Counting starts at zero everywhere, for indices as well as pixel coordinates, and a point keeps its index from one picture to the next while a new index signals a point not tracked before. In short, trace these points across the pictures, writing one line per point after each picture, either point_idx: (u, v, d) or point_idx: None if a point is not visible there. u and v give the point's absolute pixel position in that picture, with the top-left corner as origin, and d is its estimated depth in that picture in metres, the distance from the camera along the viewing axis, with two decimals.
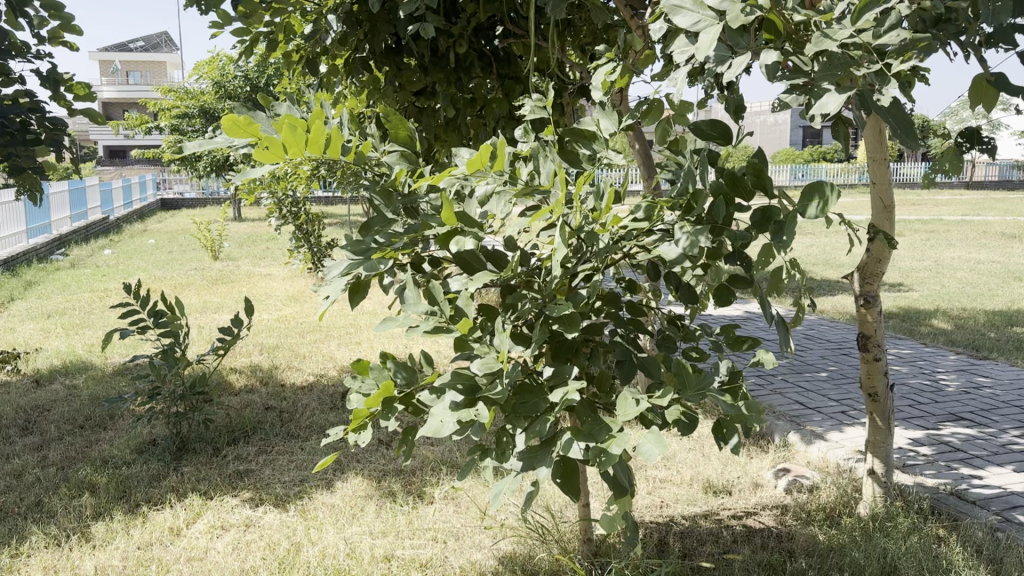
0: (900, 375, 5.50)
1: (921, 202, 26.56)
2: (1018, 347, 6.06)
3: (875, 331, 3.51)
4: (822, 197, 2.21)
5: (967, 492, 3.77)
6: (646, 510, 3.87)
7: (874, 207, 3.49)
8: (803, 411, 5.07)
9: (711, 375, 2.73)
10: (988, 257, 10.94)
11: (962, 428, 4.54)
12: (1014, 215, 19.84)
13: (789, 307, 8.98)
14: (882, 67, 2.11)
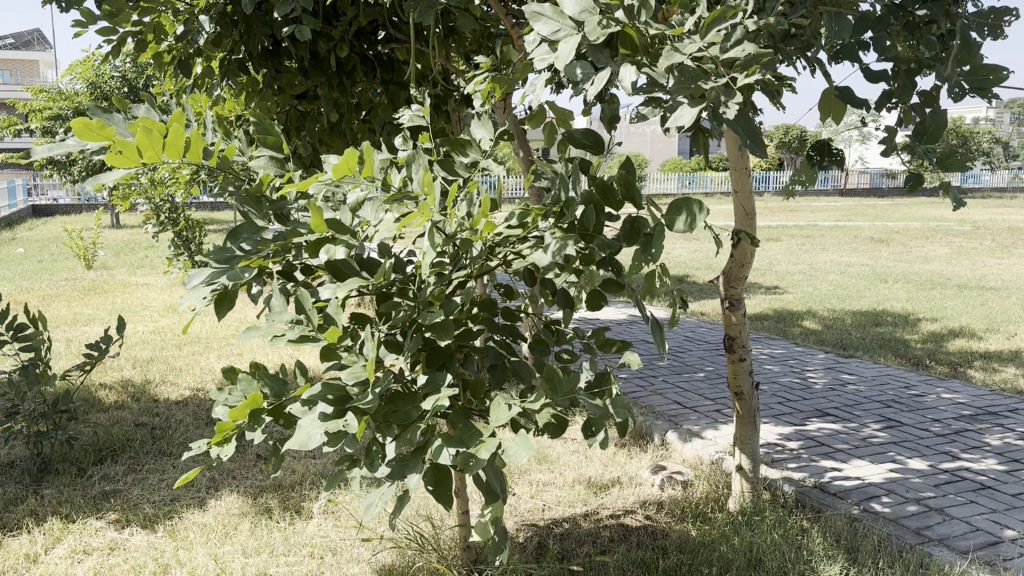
0: (772, 374, 5.75)
1: (797, 209, 28.01)
2: (880, 345, 6.43)
3: (740, 333, 3.68)
4: (689, 210, 2.27)
5: (829, 485, 3.97)
6: (527, 513, 3.89)
7: (735, 214, 3.66)
8: (680, 411, 5.24)
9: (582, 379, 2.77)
10: (857, 262, 11.59)
11: (827, 423, 4.79)
12: (881, 221, 21.13)
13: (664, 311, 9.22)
14: (729, 79, 2.18)
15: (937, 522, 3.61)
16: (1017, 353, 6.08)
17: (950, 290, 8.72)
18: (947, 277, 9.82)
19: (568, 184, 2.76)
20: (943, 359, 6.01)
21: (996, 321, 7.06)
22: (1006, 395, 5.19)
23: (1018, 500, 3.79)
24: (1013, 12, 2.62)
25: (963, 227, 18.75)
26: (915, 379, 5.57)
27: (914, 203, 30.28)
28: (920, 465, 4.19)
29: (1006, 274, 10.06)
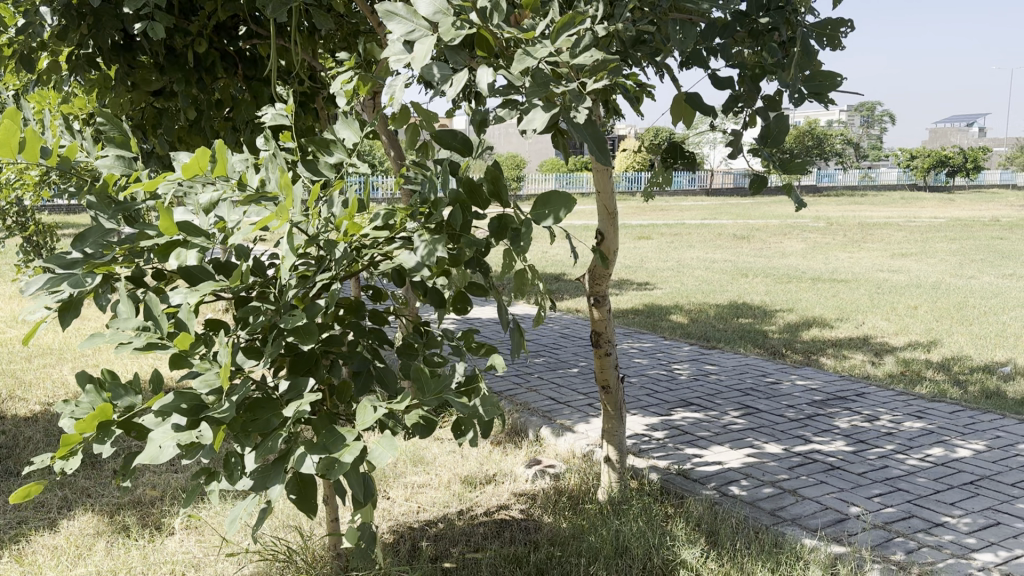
0: (641, 367, 5.95)
1: (670, 207, 29.03)
2: (741, 336, 6.77)
3: (605, 328, 3.79)
4: (556, 211, 2.33)
5: (692, 471, 4.15)
6: (400, 515, 3.86)
7: (598, 213, 3.78)
8: (554, 406, 5.34)
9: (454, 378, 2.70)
10: (721, 257, 12.14)
11: (691, 413, 5.00)
12: (745, 219, 22.21)
13: (532, 306, 9.31)
14: (579, 86, 2.27)
15: (790, 502, 3.82)
16: (863, 341, 6.53)
17: (805, 283, 9.27)
18: (802, 270, 10.44)
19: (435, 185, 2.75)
20: (798, 348, 6.38)
21: (845, 311, 7.57)
22: (853, 379, 5.56)
23: (863, 478, 4.04)
24: (848, 23, 2.83)
25: (814, 224, 19.97)
26: (771, 368, 5.90)
27: (777, 201, 32.05)
28: (775, 449, 4.44)
29: (854, 267, 10.79)
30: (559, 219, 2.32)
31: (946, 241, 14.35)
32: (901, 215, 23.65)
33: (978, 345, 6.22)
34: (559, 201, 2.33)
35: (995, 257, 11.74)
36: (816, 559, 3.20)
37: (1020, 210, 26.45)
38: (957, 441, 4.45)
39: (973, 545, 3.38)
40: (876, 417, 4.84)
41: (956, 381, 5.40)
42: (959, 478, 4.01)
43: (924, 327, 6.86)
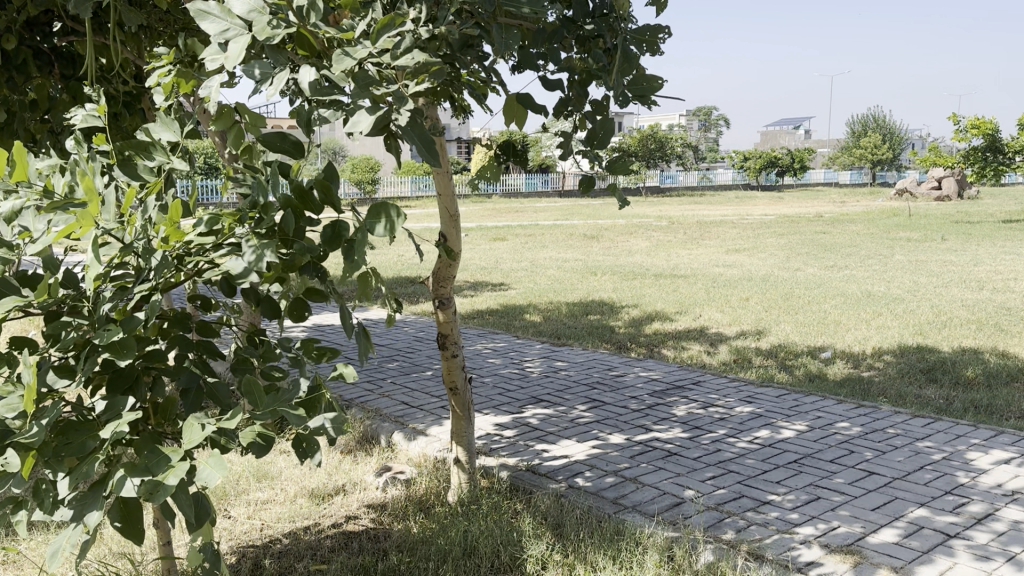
0: (494, 367, 6.02)
1: (524, 209, 29.50)
2: (589, 333, 6.98)
3: (451, 330, 3.73)
4: (388, 218, 2.33)
5: (540, 467, 4.22)
6: (243, 534, 3.72)
7: (441, 216, 3.69)
8: (406, 410, 5.30)
9: (293, 392, 2.59)
10: (572, 256, 12.50)
11: (540, 409, 5.10)
12: (593, 219, 22.95)
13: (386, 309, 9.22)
14: (401, 87, 2.25)
15: (632, 490, 3.95)
16: (701, 332, 6.89)
17: (649, 279, 9.69)
18: (646, 267, 10.91)
19: (264, 188, 2.63)
20: (643, 342, 6.65)
21: (684, 305, 7.97)
22: (692, 369, 5.85)
23: (698, 462, 4.23)
24: (665, 30, 2.96)
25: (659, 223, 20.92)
26: (616, 361, 6.12)
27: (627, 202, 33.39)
28: (619, 439, 4.60)
29: (694, 263, 11.39)
30: (394, 226, 2.32)
31: (775, 237, 15.41)
32: (737, 213, 25.13)
33: (802, 332, 6.69)
34: (390, 209, 2.33)
35: (817, 250, 12.71)
36: (653, 544, 3.31)
37: (840, 205, 28.82)
38: (783, 422, 4.69)
39: (796, 519, 3.54)
40: (711, 404, 5.09)
41: (782, 367, 5.78)
42: (784, 458, 4.19)
43: (756, 317, 7.32)
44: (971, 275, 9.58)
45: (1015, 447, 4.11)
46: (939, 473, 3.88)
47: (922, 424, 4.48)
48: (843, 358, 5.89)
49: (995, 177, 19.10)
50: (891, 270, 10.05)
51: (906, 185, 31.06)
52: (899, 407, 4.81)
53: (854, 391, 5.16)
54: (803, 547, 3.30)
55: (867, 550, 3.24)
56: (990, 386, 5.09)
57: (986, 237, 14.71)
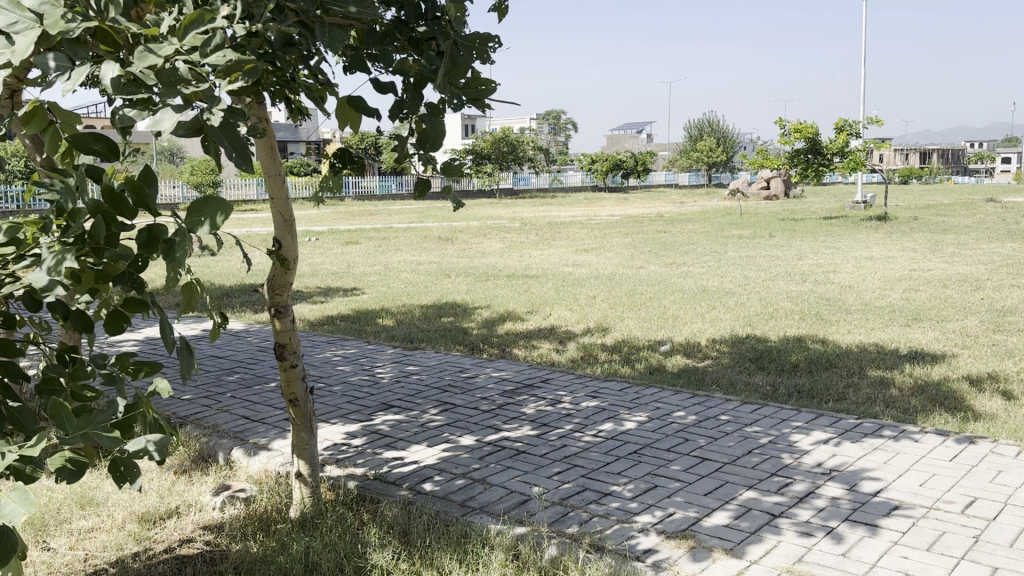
0: (343, 375, 5.86)
1: (377, 211, 29.13)
2: (441, 335, 6.96)
3: (290, 340, 3.55)
4: (212, 216, 2.11)
5: (388, 474, 4.06)
6: (62, 566, 3.44)
7: (274, 221, 3.47)
8: (248, 425, 5.07)
9: (108, 410, 2.41)
10: (425, 259, 12.44)
11: (391, 415, 4.99)
12: (447, 221, 23.05)
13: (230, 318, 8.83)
14: (212, 87, 2.14)
15: (479, 491, 3.84)
16: (551, 331, 7.03)
17: (501, 280, 9.80)
18: (498, 268, 11.03)
19: (73, 192, 2.30)
20: (494, 343, 6.69)
21: (535, 304, 8.11)
22: (540, 368, 5.94)
23: (545, 459, 4.21)
24: (494, 41, 2.90)
25: (511, 224, 21.27)
26: (468, 363, 6.12)
27: (482, 203, 33.70)
28: (469, 441, 4.51)
29: (544, 262, 11.65)
30: (217, 225, 2.10)
31: (621, 236, 16.03)
32: (586, 213, 25.87)
33: (644, 327, 6.95)
34: (213, 205, 2.12)
35: (659, 248, 13.30)
36: (499, 543, 3.23)
37: (682, 205, 30.36)
38: (625, 414, 4.84)
39: (635, 509, 3.58)
40: (559, 401, 5.17)
41: (626, 361, 5.98)
42: (625, 449, 4.30)
43: (602, 314, 7.55)
44: (795, 268, 10.33)
45: (833, 428, 4.40)
46: (765, 456, 4.06)
47: (750, 410, 4.74)
48: (682, 351, 6.16)
49: (816, 177, 20.71)
50: (725, 266, 10.66)
51: (740, 185, 33.13)
52: (730, 395, 5.08)
53: (690, 381, 5.41)
54: (641, 535, 3.32)
55: (700, 534, 3.30)
56: (811, 371, 5.48)
57: (808, 232, 15.94)
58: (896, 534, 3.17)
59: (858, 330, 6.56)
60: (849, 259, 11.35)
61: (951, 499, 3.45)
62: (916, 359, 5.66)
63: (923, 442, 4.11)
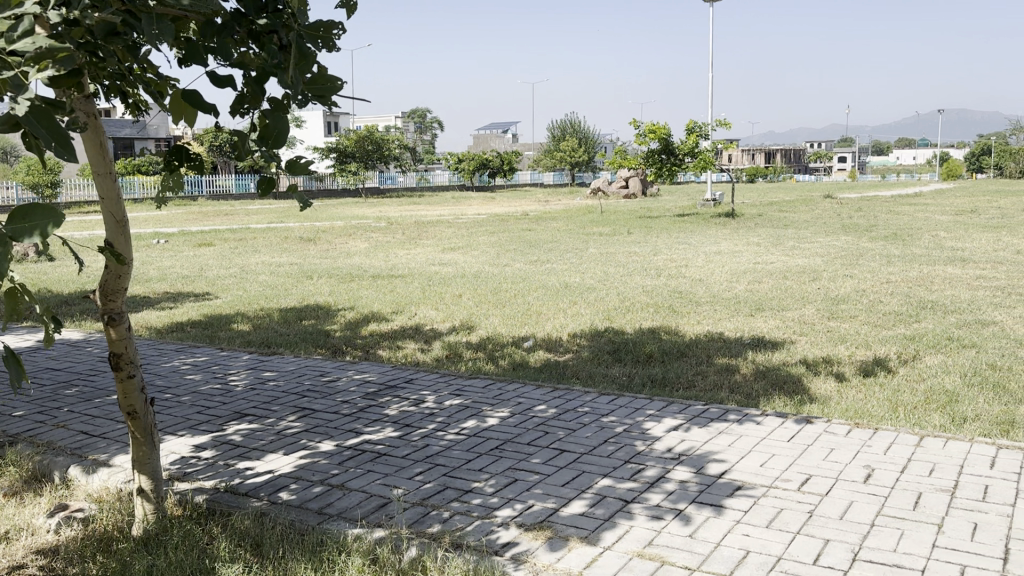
0: (193, 384, 5.60)
1: (235, 212, 28.01)
2: (301, 339, 6.77)
3: (125, 349, 3.35)
4: (42, 226, 1.90)
5: (240, 486, 3.90)
6: None
7: (105, 222, 3.26)
8: (87, 441, 4.76)
9: None
10: (286, 261, 12.09)
11: (245, 424, 4.81)
12: (308, 221, 22.48)
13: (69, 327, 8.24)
14: (19, 76, 1.96)
15: (337, 497, 3.72)
16: (415, 330, 6.99)
17: (364, 281, 9.65)
18: (361, 268, 10.85)
19: None
20: (357, 345, 6.58)
21: (399, 305, 8.04)
22: (403, 368, 5.88)
23: (406, 460, 4.15)
24: (339, 30, 2.82)
25: (376, 223, 20.99)
26: (328, 366, 5.99)
27: (348, 203, 33.08)
28: (329, 446, 4.40)
29: (409, 262, 11.58)
30: (47, 236, 1.90)
31: (487, 234, 16.15)
32: (451, 212, 25.84)
33: (507, 324, 7.02)
34: (41, 214, 1.92)
35: (523, 246, 13.48)
36: (356, 548, 3.14)
37: (547, 204, 30.91)
38: (487, 411, 4.87)
39: (495, 504, 3.56)
40: (421, 400, 5.14)
41: (490, 358, 6.02)
42: (486, 445, 4.31)
43: (466, 313, 7.56)
44: (651, 263, 10.72)
45: (683, 414, 4.60)
46: (620, 445, 4.19)
47: (607, 401, 4.89)
48: (544, 346, 6.27)
49: (671, 176, 21.61)
50: (586, 262, 10.93)
51: (601, 184, 34.12)
52: (589, 387, 5.21)
53: (552, 376, 5.51)
54: (501, 529, 3.30)
55: (557, 524, 3.32)
56: (665, 362, 5.70)
57: (664, 229, 16.61)
58: (739, 513, 3.32)
59: (708, 321, 6.89)
60: (701, 254, 11.91)
61: (789, 477, 3.67)
62: (759, 346, 6.01)
63: (764, 425, 4.36)
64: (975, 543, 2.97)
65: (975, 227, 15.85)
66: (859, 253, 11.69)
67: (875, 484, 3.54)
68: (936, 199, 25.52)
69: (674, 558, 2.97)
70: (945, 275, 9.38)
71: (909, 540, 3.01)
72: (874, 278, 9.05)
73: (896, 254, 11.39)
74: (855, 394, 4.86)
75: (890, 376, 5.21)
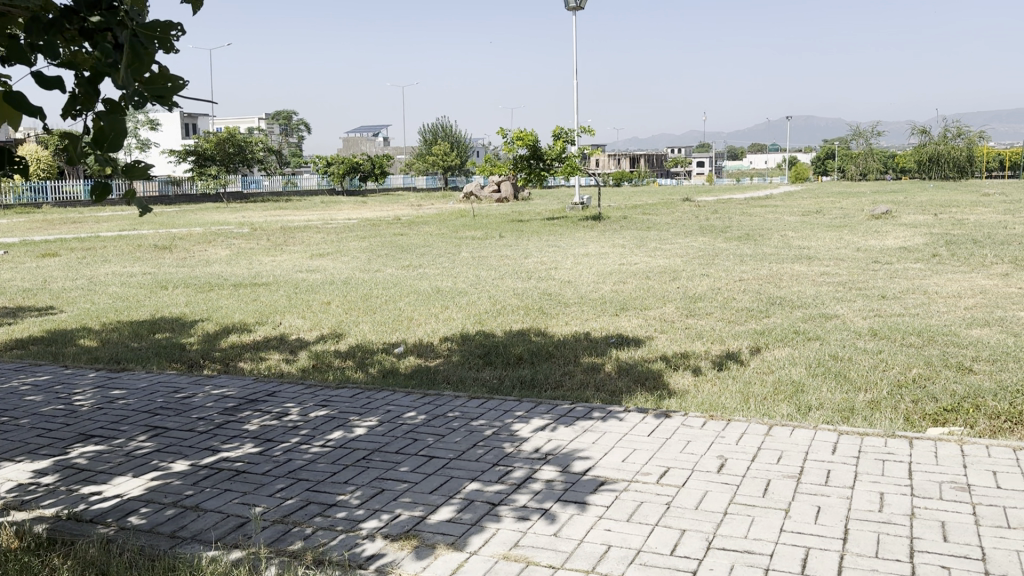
0: (33, 406, 5.21)
1: (85, 219, 26.31)
2: (155, 354, 6.43)
3: None
4: None
5: (83, 513, 3.65)
6: None
7: None
8: None
9: None
10: (139, 270, 11.47)
11: (91, 447, 4.51)
12: (166, 228, 21.43)
13: None
14: None
15: (191, 519, 3.55)
16: (280, 340, 6.78)
17: (225, 290, 9.29)
18: (223, 277, 10.42)
19: None
20: (216, 358, 6.31)
21: (263, 314, 7.78)
22: (267, 380, 5.69)
23: (267, 476, 4.01)
24: (179, 30, 2.67)
25: (241, 229, 20.26)
26: (184, 382, 5.72)
27: (210, 208, 31.75)
28: (183, 466, 4.19)
29: (275, 269, 11.24)
30: None
31: (357, 239, 15.90)
32: (318, 217, 25.24)
33: (376, 331, 6.93)
34: None
35: (394, 251, 13.35)
36: (212, 570, 2.99)
37: (420, 208, 30.78)
38: (354, 420, 4.79)
39: (360, 516, 3.49)
40: (285, 413, 4.99)
41: (358, 366, 5.93)
42: (352, 456, 4.23)
43: (334, 320, 7.41)
44: (521, 266, 10.86)
45: (550, 414, 4.68)
46: (489, 448, 4.22)
47: (476, 405, 4.91)
48: (414, 352, 6.23)
49: (541, 181, 22.00)
50: (457, 266, 10.95)
51: (474, 189, 34.30)
52: (459, 391, 5.22)
53: (422, 382, 5.48)
54: (367, 541, 3.24)
55: (423, 532, 3.29)
56: (533, 363, 5.78)
57: (534, 232, 16.86)
58: (602, 509, 3.40)
59: (575, 321, 7.04)
60: (569, 256, 12.17)
61: (649, 471, 3.79)
62: (622, 344, 6.19)
63: (626, 420, 4.49)
64: (818, 525, 3.17)
65: (819, 227, 16.98)
66: (716, 252, 12.28)
67: (727, 473, 3.72)
68: (786, 201, 27.16)
69: (538, 557, 3.01)
70: (792, 272, 9.98)
71: (759, 526, 3.17)
72: (729, 277, 9.53)
73: (748, 253, 12.02)
74: (710, 388, 5.09)
75: (742, 368, 5.50)
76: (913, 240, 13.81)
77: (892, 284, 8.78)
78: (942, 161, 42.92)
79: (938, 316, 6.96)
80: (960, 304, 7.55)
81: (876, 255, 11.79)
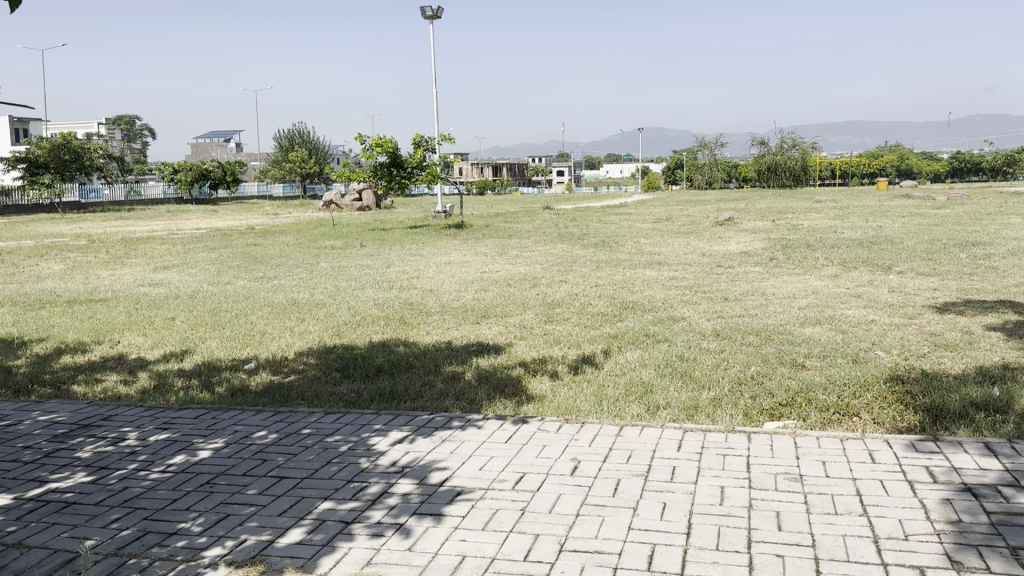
0: None
1: None
2: None
3: None
4: None
5: None
6: None
7: None
8: None
9: None
10: None
11: None
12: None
13: None
14: None
15: (13, 558, 3.27)
16: (119, 360, 6.38)
17: (58, 307, 8.66)
18: (55, 294, 9.69)
19: None
20: (46, 381, 5.86)
21: (100, 332, 7.30)
22: (104, 404, 5.34)
23: (100, 507, 3.76)
24: None
25: (78, 241, 18.95)
26: (9, 408, 5.28)
27: (46, 219, 29.55)
28: (5, 501, 3.86)
29: (115, 284, 10.58)
30: None
31: (208, 250, 15.23)
32: (166, 227, 24.02)
33: (227, 347, 6.64)
34: None
35: (247, 262, 12.90)
36: None
37: (278, 217, 29.88)
38: (199, 443, 4.57)
39: (203, 544, 3.33)
40: (122, 439, 4.69)
41: (205, 385, 5.66)
42: (196, 481, 4.03)
43: (179, 337, 7.05)
44: (381, 276, 10.73)
45: (408, 426, 4.63)
46: (343, 464, 4.13)
47: (331, 420, 4.79)
48: (266, 367, 6.02)
49: (402, 189, 21.86)
50: (314, 277, 10.69)
51: (334, 197, 33.63)
52: (313, 407, 5.08)
53: (275, 399, 5.30)
54: (209, 570, 3.09)
55: (271, 556, 3.18)
56: (392, 374, 5.72)
57: (396, 241, 16.71)
58: (457, 520, 3.40)
59: (435, 330, 7.02)
60: (431, 265, 12.14)
61: (504, 478, 3.82)
62: (481, 352, 6.22)
63: (484, 428, 4.52)
64: (664, 522, 3.29)
65: (670, 233, 17.75)
66: (573, 259, 12.58)
67: (580, 475, 3.80)
68: (639, 209, 28.24)
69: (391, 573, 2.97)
70: (645, 277, 10.36)
71: (609, 526, 3.26)
72: (585, 283, 9.79)
73: (604, 260, 12.38)
74: (566, 391, 5.20)
75: (596, 371, 5.65)
76: (753, 245, 14.67)
77: (735, 287, 9.27)
78: (780, 170, 45.97)
79: (774, 316, 7.42)
80: (794, 304, 8.08)
81: (721, 259, 12.43)
